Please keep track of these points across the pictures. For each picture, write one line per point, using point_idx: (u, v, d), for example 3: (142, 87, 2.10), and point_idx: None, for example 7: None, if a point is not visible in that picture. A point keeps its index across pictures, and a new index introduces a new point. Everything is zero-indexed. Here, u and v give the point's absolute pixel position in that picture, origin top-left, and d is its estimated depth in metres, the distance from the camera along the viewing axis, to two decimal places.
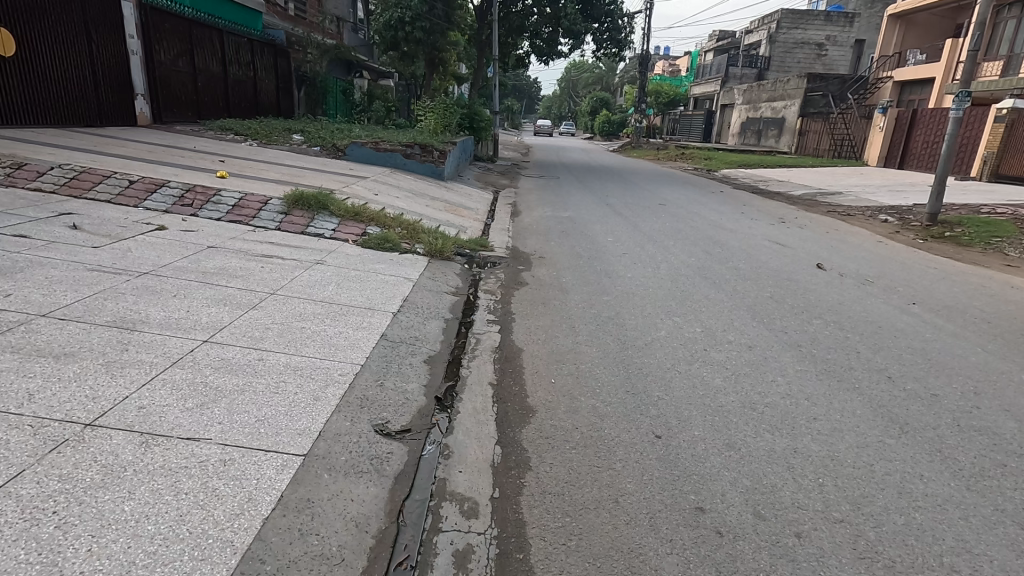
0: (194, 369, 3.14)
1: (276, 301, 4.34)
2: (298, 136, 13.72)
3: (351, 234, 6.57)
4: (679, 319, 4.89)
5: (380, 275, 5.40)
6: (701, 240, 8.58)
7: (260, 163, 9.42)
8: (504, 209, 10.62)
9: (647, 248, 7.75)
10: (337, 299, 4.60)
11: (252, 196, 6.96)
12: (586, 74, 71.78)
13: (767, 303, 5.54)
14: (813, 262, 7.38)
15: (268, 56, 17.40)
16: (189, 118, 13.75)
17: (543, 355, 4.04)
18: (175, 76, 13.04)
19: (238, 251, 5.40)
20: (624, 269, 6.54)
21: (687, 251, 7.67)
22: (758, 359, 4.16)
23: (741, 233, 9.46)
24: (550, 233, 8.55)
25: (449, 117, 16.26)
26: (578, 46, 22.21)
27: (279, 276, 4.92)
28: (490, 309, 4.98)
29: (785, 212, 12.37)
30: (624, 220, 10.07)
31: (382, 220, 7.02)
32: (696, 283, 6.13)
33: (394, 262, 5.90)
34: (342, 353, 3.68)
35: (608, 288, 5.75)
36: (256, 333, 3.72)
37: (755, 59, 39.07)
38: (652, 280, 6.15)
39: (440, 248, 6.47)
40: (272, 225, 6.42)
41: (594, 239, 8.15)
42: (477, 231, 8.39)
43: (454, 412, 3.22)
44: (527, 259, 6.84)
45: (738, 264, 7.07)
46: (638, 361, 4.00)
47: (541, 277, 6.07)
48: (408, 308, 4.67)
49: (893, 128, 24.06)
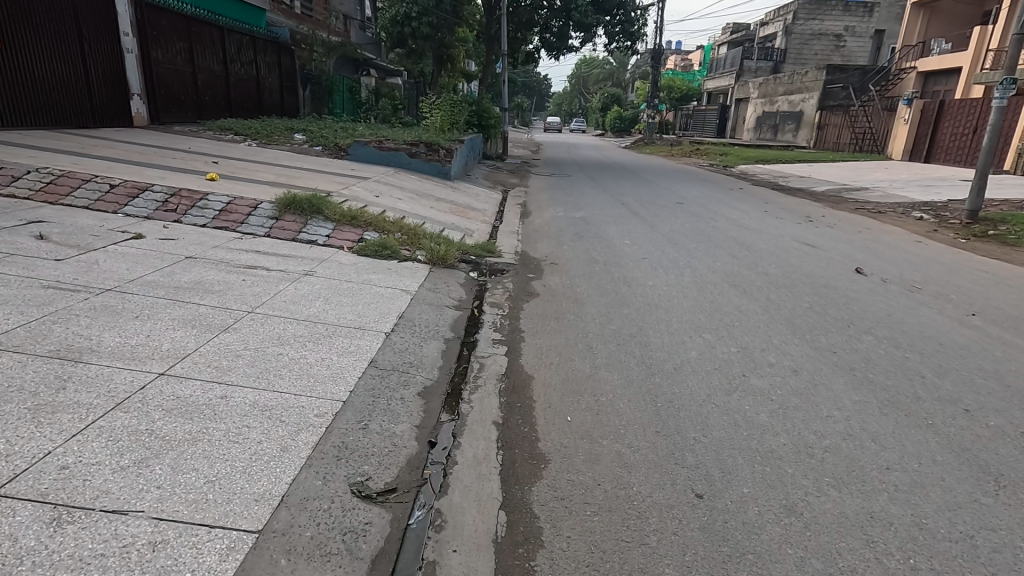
0: (139, 413, 2.64)
1: (254, 321, 3.83)
2: (300, 135, 13.27)
3: (346, 241, 6.06)
4: (710, 337, 4.31)
5: (374, 288, 4.88)
6: (725, 242, 7.97)
7: (256, 164, 8.96)
8: (513, 210, 10.08)
9: (668, 251, 7.15)
10: (323, 317, 4.08)
11: (241, 200, 6.48)
12: (596, 70, 70.86)
13: (807, 315, 4.93)
14: (851, 266, 6.75)
15: (271, 53, 16.97)
16: (189, 118, 13.36)
17: (557, 383, 3.49)
18: (173, 74, 12.64)
19: (219, 262, 4.92)
20: (644, 276, 5.96)
21: (713, 255, 7.06)
22: (807, 386, 3.57)
23: (767, 233, 8.83)
24: (563, 235, 7.97)
25: (456, 114, 15.73)
26: (589, 40, 21.57)
27: (261, 290, 4.41)
28: (496, 326, 4.43)
29: (810, 210, 11.69)
30: (641, 220, 9.47)
31: (381, 224, 6.50)
32: (725, 292, 5.54)
33: (392, 272, 5.38)
34: (322, 386, 3.15)
35: (628, 298, 5.17)
36: (223, 364, 3.20)
37: (770, 51, 38.09)
38: (677, 289, 5.56)
39: (443, 255, 5.94)
40: (261, 231, 5.93)
41: (610, 242, 7.58)
42: (484, 234, 7.84)
43: (451, 462, 2.68)
44: (538, 266, 6.29)
45: (769, 269, 6.45)
46: (667, 391, 3.43)
47: (553, 286, 5.53)
48: (403, 326, 4.13)
49: (919, 121, 23.24)
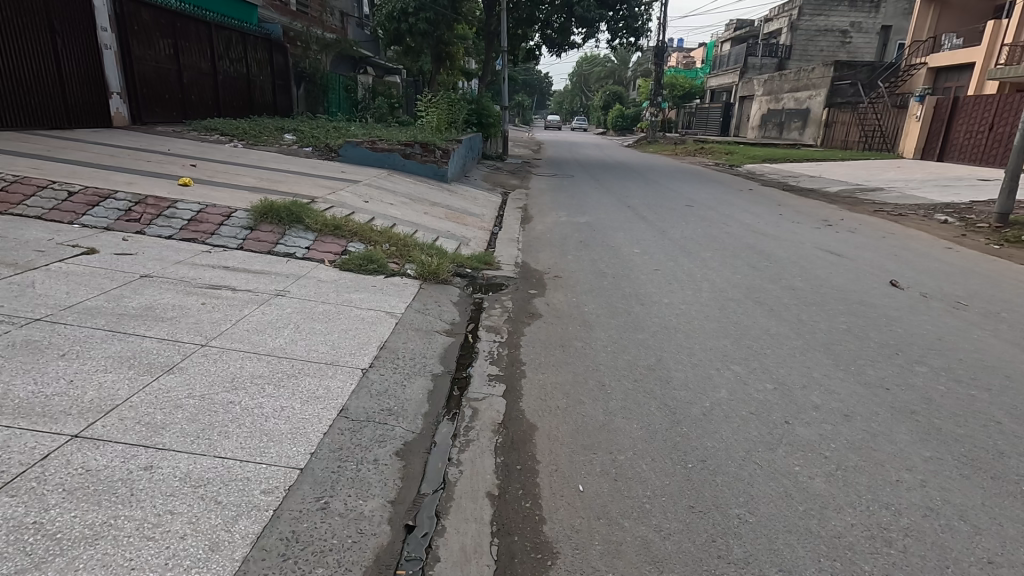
0: (29, 498, 2.05)
1: (207, 357, 3.25)
2: (290, 135, 12.70)
3: (327, 254, 5.47)
4: (742, 370, 3.73)
5: (355, 310, 4.30)
6: (742, 249, 7.40)
7: (238, 167, 8.37)
8: (514, 214, 9.50)
9: (682, 262, 6.55)
10: (290, 350, 3.50)
11: (214, 208, 5.89)
12: (597, 68, 70.11)
13: (847, 340, 4.34)
14: (884, 278, 6.16)
15: (262, 50, 16.39)
16: (175, 119, 12.80)
17: (566, 436, 2.91)
18: (156, 71, 12.05)
19: (180, 281, 4.33)
20: (658, 292, 5.38)
21: (731, 266, 6.46)
22: (864, 437, 2.99)
23: (785, 239, 8.26)
24: (566, 243, 7.39)
25: (455, 113, 15.19)
26: (591, 36, 20.97)
27: (221, 316, 3.83)
28: (493, 357, 3.84)
29: (828, 213, 11.10)
30: (650, 225, 8.87)
31: (368, 234, 5.90)
32: (750, 311, 4.95)
33: (377, 290, 4.80)
34: (277, 447, 2.56)
35: (642, 320, 4.58)
36: (156, 419, 2.62)
37: (775, 47, 37.08)
38: (696, 308, 4.98)
39: (435, 269, 5.37)
40: (233, 243, 5.36)
41: (619, 251, 7.00)
42: (481, 242, 7.25)
43: (433, 559, 2.10)
44: (540, 280, 5.70)
45: (794, 282, 5.86)
46: (698, 447, 2.84)
47: (558, 304, 4.95)
48: (385, 360, 3.55)
49: (931, 118, 22.57)
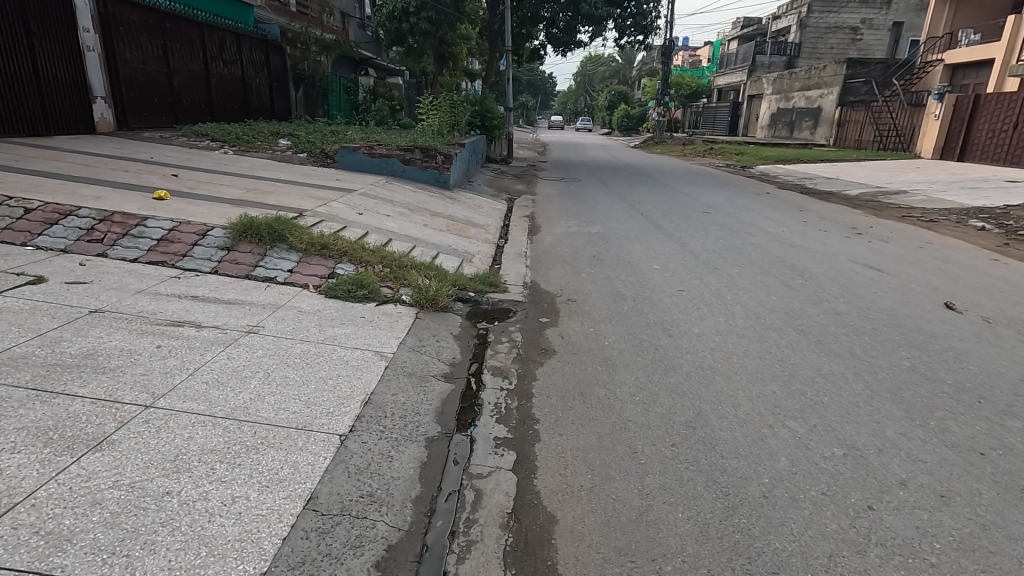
0: None
1: (150, 425, 2.63)
2: (285, 140, 12.15)
3: (312, 277, 4.86)
4: (800, 429, 3.09)
5: (338, 352, 3.68)
6: (771, 264, 6.77)
7: (224, 176, 7.79)
8: (520, 224, 8.88)
9: (708, 281, 5.92)
10: (254, 410, 2.88)
11: (187, 225, 5.29)
12: (601, 68, 69.37)
13: (916, 382, 3.70)
14: (936, 299, 5.52)
15: (258, 52, 15.82)
16: (164, 123, 12.22)
17: (595, 534, 2.29)
18: (144, 74, 11.50)
19: (135, 317, 3.72)
20: (686, 319, 4.76)
21: (763, 285, 5.82)
22: (975, 531, 2.35)
23: (814, 250, 7.63)
24: (579, 258, 6.76)
25: (457, 116, 14.63)
26: (598, 34, 20.38)
27: (176, 365, 3.21)
28: (500, 412, 3.23)
29: (854, 219, 10.44)
30: (667, 235, 8.25)
31: (359, 253, 5.27)
32: (795, 344, 4.31)
33: (366, 323, 4.18)
34: (218, 566, 1.95)
35: (672, 359, 3.95)
36: (62, 527, 2.00)
37: (784, 46, 36.29)
38: (732, 340, 4.36)
39: (434, 294, 4.76)
40: (207, 266, 4.76)
41: (637, 267, 6.37)
42: (486, 258, 6.65)
43: None
44: (552, 305, 5.07)
45: (837, 305, 5.22)
46: (764, 551, 2.21)
47: (574, 336, 4.34)
48: (369, 422, 2.94)
49: (950, 116, 21.78)
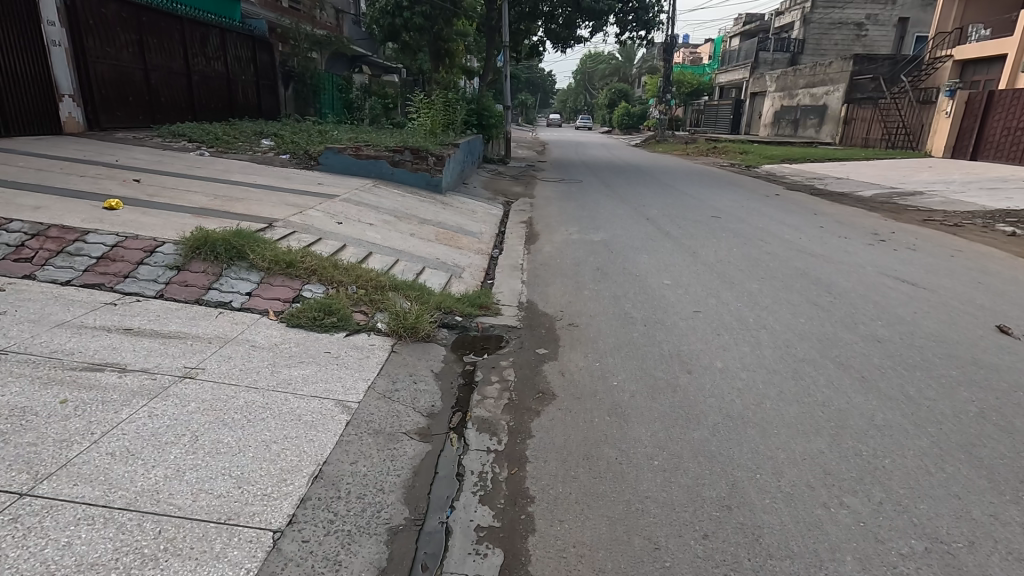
0: None
1: (16, 526, 1.98)
2: (268, 140, 11.50)
3: (274, 302, 4.23)
4: (864, 510, 2.44)
5: (292, 403, 3.02)
6: (793, 277, 6.13)
7: (193, 181, 7.15)
8: (516, 231, 8.24)
9: (726, 300, 5.27)
10: (167, 495, 2.23)
11: (135, 240, 4.63)
12: (602, 65, 68.52)
13: (994, 437, 3.04)
14: (986, 320, 4.87)
15: (245, 48, 15.15)
16: (140, 123, 11.54)
17: None
18: (119, 70, 10.85)
19: (46, 359, 3.07)
20: (706, 350, 4.11)
21: (789, 305, 5.17)
22: None
23: (838, 260, 6.99)
24: (581, 271, 6.11)
25: (450, 115, 14.01)
26: (598, 30, 19.71)
27: (80, 428, 2.56)
28: (485, 487, 2.58)
29: (874, 223, 9.80)
30: (676, 244, 7.60)
31: (330, 271, 4.61)
32: (835, 382, 3.67)
33: (330, 362, 3.52)
34: None
35: (694, 406, 3.30)
36: None
37: (787, 42, 35.64)
38: (762, 376, 3.72)
39: (413, 322, 4.12)
40: (151, 290, 4.12)
41: (646, 282, 5.74)
42: (477, 273, 6.00)
43: None
44: (551, 332, 4.42)
45: (875, 329, 4.58)
46: None
47: (578, 373, 3.69)
48: (314, 510, 2.29)
49: (962, 113, 21.14)
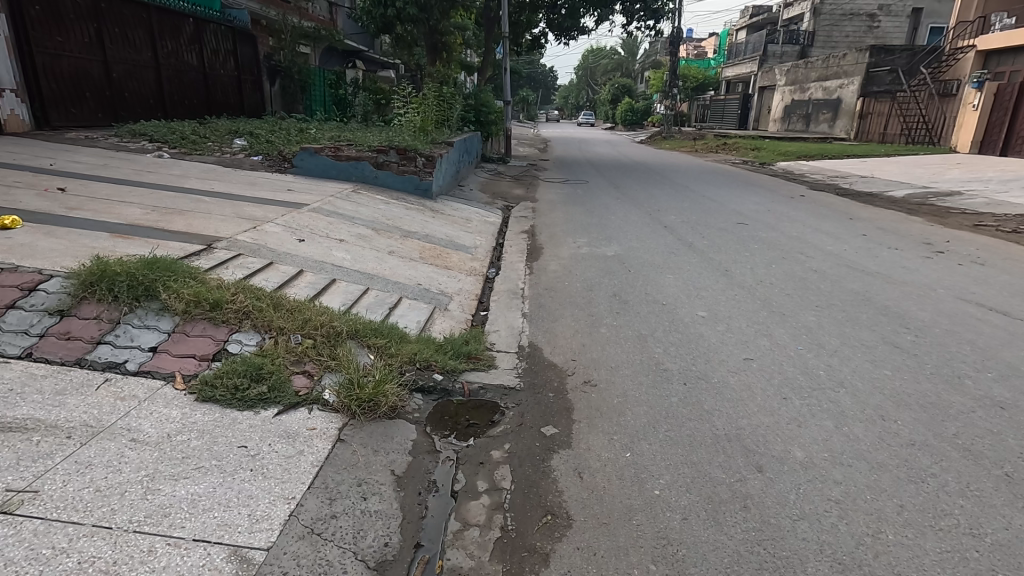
0: None
1: None
2: (241, 139, 10.40)
3: (187, 361, 3.12)
4: None
5: (164, 559, 1.91)
6: (855, 306, 5.00)
7: (134, 189, 6.07)
8: (516, 244, 7.14)
9: (783, 342, 4.14)
10: None
11: (14, 273, 3.51)
12: (604, 60, 67.24)
13: None
14: None
15: (223, 39, 14.01)
16: (100, 122, 10.45)
17: None
18: (74, 62, 9.76)
19: None
20: (776, 429, 2.99)
21: (864, 348, 4.05)
22: None
23: (899, 280, 5.87)
24: (595, 299, 4.99)
25: (443, 110, 12.89)
26: (604, 20, 18.61)
27: None
28: None
29: (920, 229, 8.69)
30: (704, 260, 6.49)
31: (268, 314, 3.49)
32: (975, 488, 2.54)
33: (242, 469, 2.41)
34: None
35: (782, 546, 2.18)
36: None
37: (797, 34, 34.29)
38: (866, 476, 2.61)
39: (372, 391, 3.01)
40: (14, 349, 2.99)
41: (677, 315, 4.62)
42: (466, 303, 4.89)
43: None
44: (561, 397, 3.31)
45: (991, 389, 3.46)
46: None
47: (602, 475, 2.59)
48: None
49: (991, 107, 19.91)
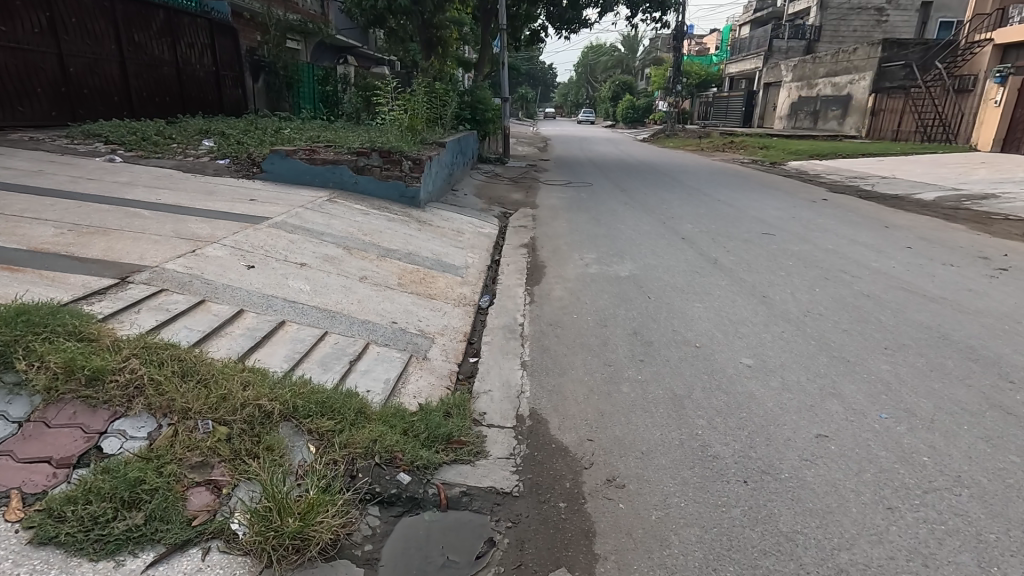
0: None
1: None
2: (210, 140, 9.41)
3: (34, 469, 2.13)
4: None
5: None
6: (933, 347, 4.04)
7: (58, 202, 5.07)
8: (515, 261, 6.17)
9: (862, 410, 3.16)
10: None
11: None
12: (603, 57, 65.98)
13: None
14: None
15: (199, 32, 12.98)
16: (54, 121, 9.49)
17: None
18: (22, 56, 8.76)
19: None
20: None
21: (972, 418, 3.08)
22: None
23: (972, 308, 4.90)
24: (610, 340, 4.02)
25: (435, 108, 11.90)
26: (607, 13, 17.51)
27: None
28: None
29: (968, 240, 7.73)
30: (733, 282, 5.52)
31: (170, 388, 2.51)
32: None
33: None
34: None
35: None
36: None
37: (802, 29, 33.27)
38: None
39: (300, 518, 2.06)
40: None
41: (716, 366, 3.65)
42: (451, 348, 3.93)
43: None
44: (576, 511, 2.35)
45: None
46: None
47: None
48: None
49: (1014, 102, 18.87)
